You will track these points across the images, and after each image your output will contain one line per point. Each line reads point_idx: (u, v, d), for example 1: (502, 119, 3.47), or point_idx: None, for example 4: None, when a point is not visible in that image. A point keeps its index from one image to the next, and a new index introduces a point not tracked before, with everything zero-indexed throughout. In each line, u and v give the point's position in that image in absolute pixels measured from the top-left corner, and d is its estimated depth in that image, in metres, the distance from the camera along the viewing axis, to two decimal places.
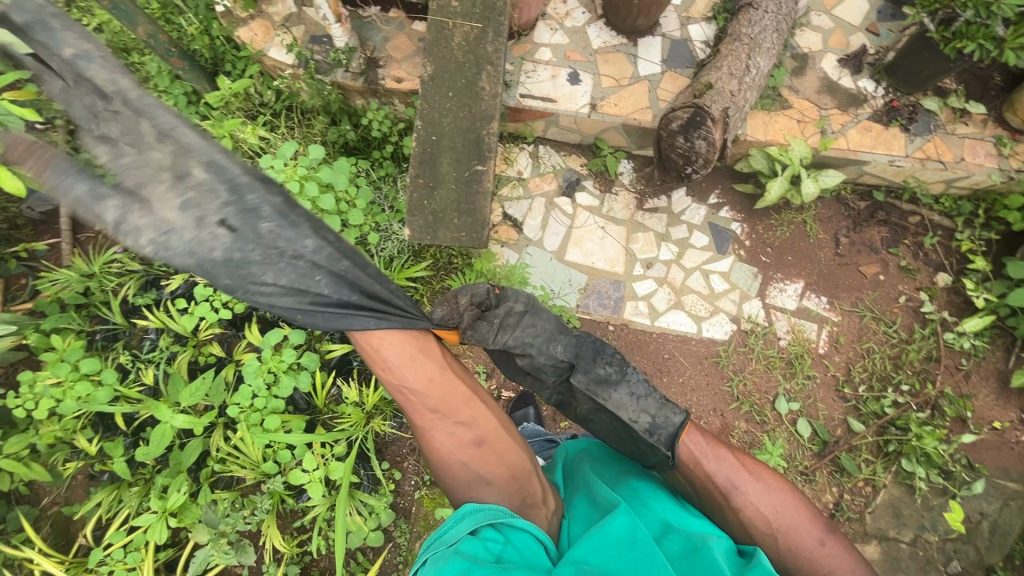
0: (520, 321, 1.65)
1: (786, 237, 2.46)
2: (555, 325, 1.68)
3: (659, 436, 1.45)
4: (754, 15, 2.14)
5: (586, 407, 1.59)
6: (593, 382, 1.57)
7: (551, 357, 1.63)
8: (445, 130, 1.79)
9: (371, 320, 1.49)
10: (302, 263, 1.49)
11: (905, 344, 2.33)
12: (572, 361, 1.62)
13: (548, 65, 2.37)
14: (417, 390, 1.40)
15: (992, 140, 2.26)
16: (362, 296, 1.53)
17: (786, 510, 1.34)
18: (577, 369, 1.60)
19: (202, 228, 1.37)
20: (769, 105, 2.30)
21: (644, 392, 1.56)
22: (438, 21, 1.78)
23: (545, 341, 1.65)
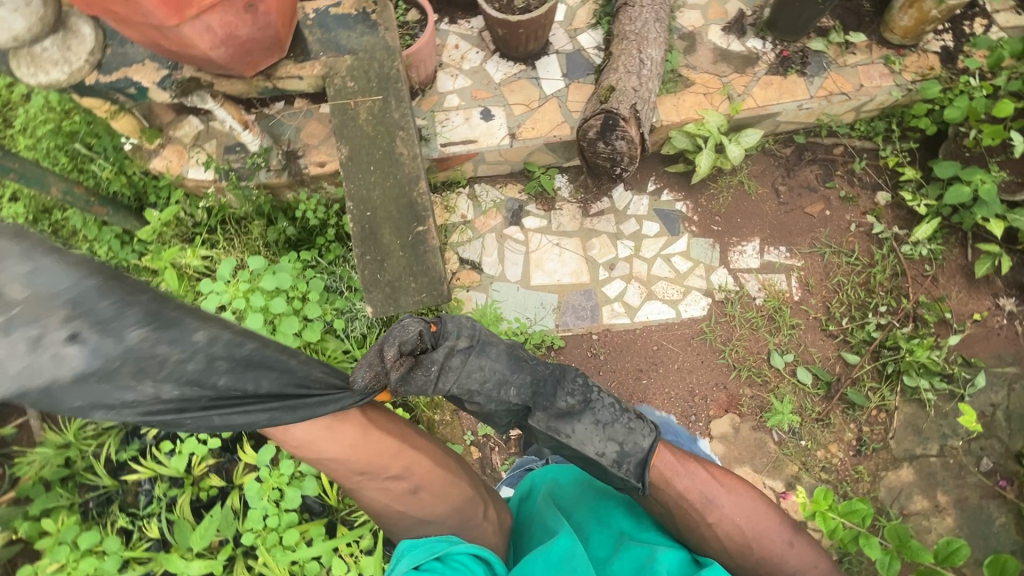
0: (463, 365, 1.53)
1: (730, 202, 2.54)
2: (507, 362, 1.56)
3: (627, 466, 1.41)
4: (633, 13, 2.24)
5: (547, 440, 1.53)
6: (555, 420, 1.49)
7: (504, 399, 1.54)
8: (377, 202, 1.80)
9: (286, 413, 1.27)
10: (195, 366, 1.16)
11: (870, 267, 2.40)
12: (529, 400, 1.54)
13: (458, 110, 2.43)
14: (343, 459, 1.29)
15: (882, 60, 2.37)
16: (270, 387, 1.28)
17: (759, 517, 1.33)
18: (536, 409, 1.52)
19: (39, 350, 1.01)
20: (673, 88, 2.40)
21: (608, 421, 1.48)
22: (340, 104, 1.75)
23: (494, 385, 1.54)
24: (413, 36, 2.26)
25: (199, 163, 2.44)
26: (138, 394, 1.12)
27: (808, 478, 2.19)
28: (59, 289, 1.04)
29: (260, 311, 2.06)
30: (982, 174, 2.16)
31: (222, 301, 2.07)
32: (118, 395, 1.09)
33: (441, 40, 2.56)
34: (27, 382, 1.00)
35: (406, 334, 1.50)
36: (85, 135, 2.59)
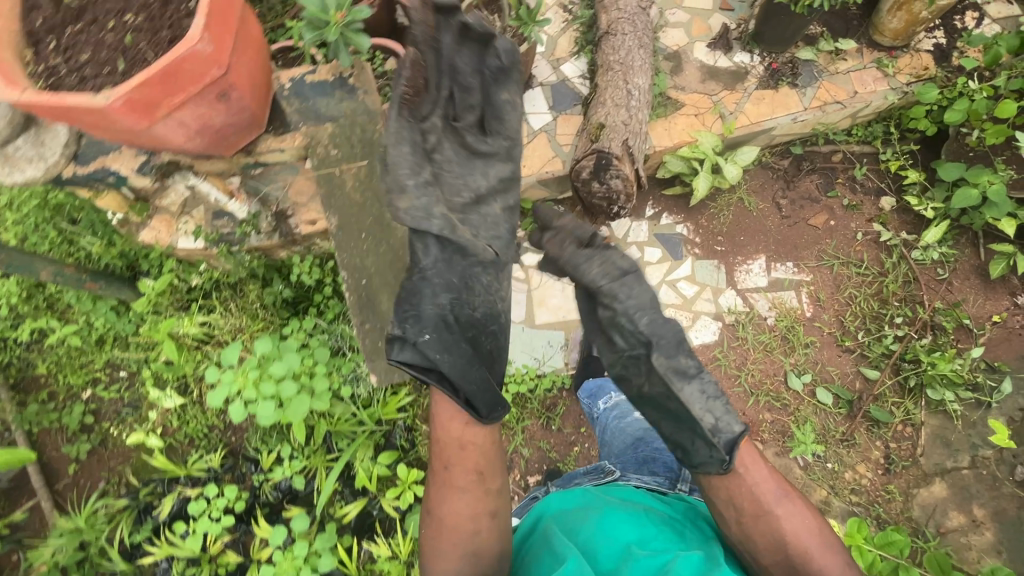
0: (616, 278, 1.57)
1: (731, 220, 2.48)
2: (652, 294, 1.57)
3: (720, 438, 1.41)
4: (616, 41, 2.17)
5: (660, 389, 1.51)
6: (675, 375, 1.49)
7: (635, 325, 1.53)
8: (373, 269, 1.75)
9: (479, 396, 1.42)
10: (495, 313, 1.55)
11: (882, 277, 2.33)
12: (652, 338, 1.52)
13: None
14: (484, 449, 1.44)
15: (875, 64, 2.31)
16: (486, 339, 1.52)
17: (823, 531, 1.38)
18: (656, 350, 1.50)
19: (477, 241, 1.50)
20: (664, 112, 2.34)
21: (715, 394, 1.49)
22: (324, 174, 1.69)
23: (635, 307, 1.53)
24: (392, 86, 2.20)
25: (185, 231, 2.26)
26: (443, 277, 1.45)
27: (839, 503, 2.12)
28: (502, 228, 1.59)
29: (269, 399, 1.87)
30: (990, 174, 2.10)
31: (229, 392, 1.86)
32: (436, 274, 1.44)
33: None
34: (442, 250, 1.44)
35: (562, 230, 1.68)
36: (71, 210, 2.55)
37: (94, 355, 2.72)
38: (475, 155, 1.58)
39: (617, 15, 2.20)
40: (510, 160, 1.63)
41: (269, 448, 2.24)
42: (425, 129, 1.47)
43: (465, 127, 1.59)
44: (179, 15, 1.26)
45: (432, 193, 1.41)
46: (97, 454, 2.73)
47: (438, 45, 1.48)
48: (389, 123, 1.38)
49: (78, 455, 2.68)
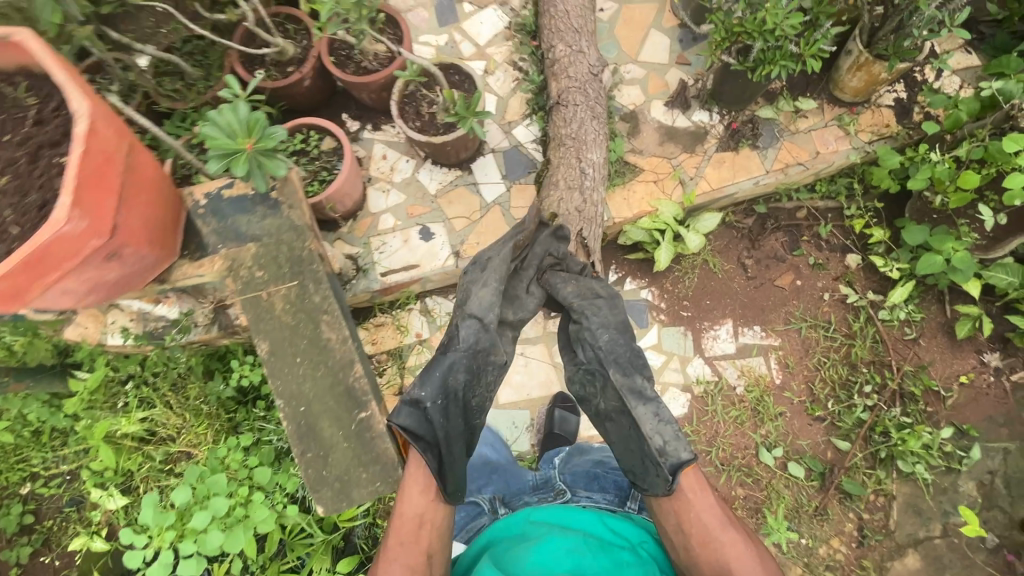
0: (585, 305, 1.76)
1: (696, 283, 2.40)
2: (617, 321, 1.77)
3: (665, 458, 1.61)
4: (567, 112, 2.04)
5: (614, 404, 1.73)
6: (629, 392, 1.70)
7: (595, 343, 1.74)
8: (311, 395, 1.60)
9: (453, 468, 1.60)
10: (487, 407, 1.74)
11: (850, 340, 2.28)
12: (609, 356, 1.73)
13: (394, 232, 2.24)
14: (440, 531, 1.55)
15: (835, 122, 2.23)
16: (475, 425, 1.71)
17: (764, 559, 1.54)
18: (614, 371, 1.71)
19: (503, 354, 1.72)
20: (622, 179, 2.23)
21: (668, 420, 1.66)
22: (250, 298, 1.54)
23: (599, 325, 1.75)
24: (329, 168, 2.04)
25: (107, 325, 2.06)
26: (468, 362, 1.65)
27: None
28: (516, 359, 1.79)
29: (194, 550, 1.77)
30: (954, 241, 2.04)
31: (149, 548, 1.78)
32: (462, 353, 1.65)
33: (366, 151, 2.34)
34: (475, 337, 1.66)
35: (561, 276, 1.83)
36: None
37: (33, 449, 2.50)
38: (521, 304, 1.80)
39: (568, 83, 2.07)
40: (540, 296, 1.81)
41: (221, 559, 2.10)
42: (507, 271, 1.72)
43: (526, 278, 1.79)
44: (52, 171, 1.10)
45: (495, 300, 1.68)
46: (39, 557, 2.53)
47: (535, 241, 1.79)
48: (486, 249, 1.75)
49: (17, 561, 2.48)
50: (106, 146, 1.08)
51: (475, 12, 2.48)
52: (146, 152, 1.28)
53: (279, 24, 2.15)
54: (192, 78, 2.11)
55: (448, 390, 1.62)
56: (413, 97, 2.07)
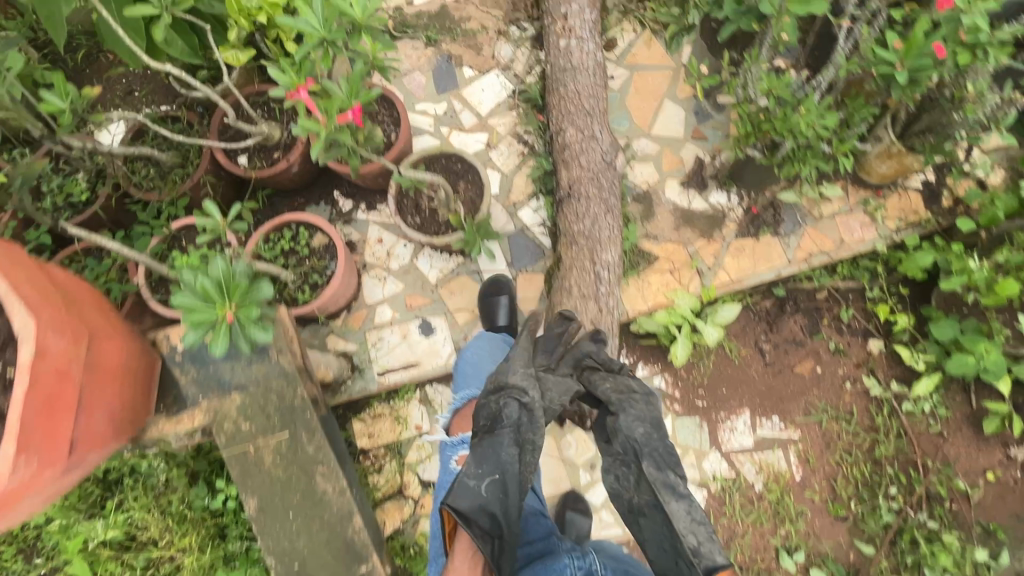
0: (619, 395, 1.41)
1: (712, 370, 2.27)
2: (652, 418, 1.39)
3: (701, 561, 1.18)
4: (579, 207, 1.89)
5: (648, 502, 1.30)
6: (665, 488, 1.27)
7: (627, 434, 1.34)
8: (305, 551, 1.40)
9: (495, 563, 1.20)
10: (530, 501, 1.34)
11: (873, 434, 2.17)
12: (644, 446, 1.33)
13: (392, 327, 2.08)
14: None
15: (861, 207, 2.10)
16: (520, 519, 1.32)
17: None
18: (645, 461, 1.30)
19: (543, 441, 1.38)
20: (635, 268, 2.10)
21: (704, 520, 1.24)
22: (236, 453, 1.38)
23: (631, 416, 1.36)
24: (320, 269, 1.86)
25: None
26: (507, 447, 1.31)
27: None
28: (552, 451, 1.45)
29: None
30: (987, 342, 1.95)
31: None
32: (500, 435, 1.33)
33: (360, 233, 2.16)
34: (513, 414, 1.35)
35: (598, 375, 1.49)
36: None
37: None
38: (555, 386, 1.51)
39: (580, 173, 1.91)
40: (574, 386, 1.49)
41: None
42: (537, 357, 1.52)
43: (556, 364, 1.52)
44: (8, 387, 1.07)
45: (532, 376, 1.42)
46: None
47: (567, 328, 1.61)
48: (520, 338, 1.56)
49: None
50: (59, 361, 1.03)
51: (476, 78, 2.31)
52: (125, 333, 1.23)
53: (263, 106, 1.96)
54: (167, 166, 1.92)
55: (486, 472, 1.26)
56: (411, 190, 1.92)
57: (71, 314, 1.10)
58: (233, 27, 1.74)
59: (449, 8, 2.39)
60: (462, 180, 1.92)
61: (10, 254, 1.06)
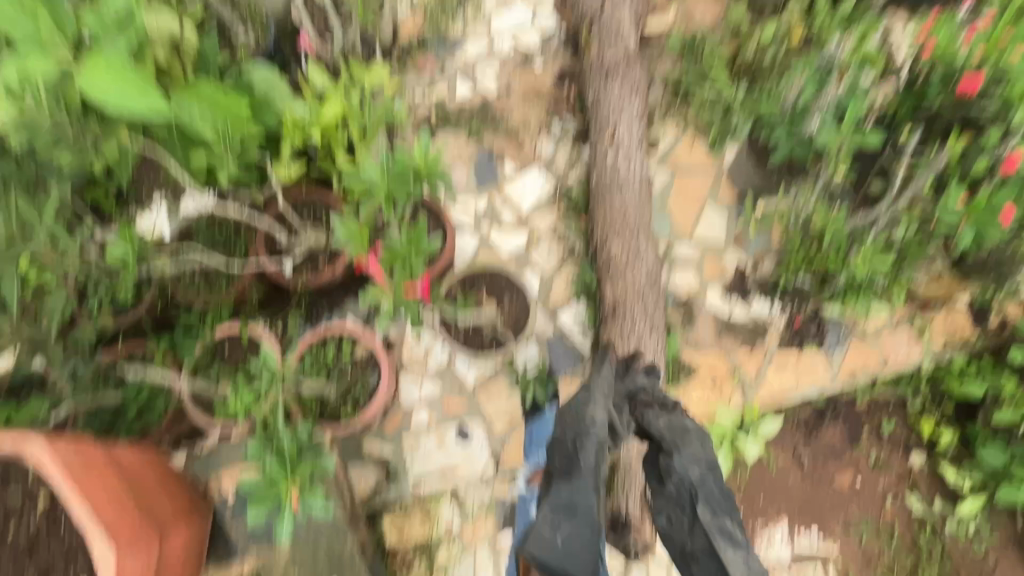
0: (672, 433, 1.29)
1: (751, 477, 2.20)
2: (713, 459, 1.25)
3: None
4: (624, 326, 1.87)
5: (704, 551, 1.12)
6: (721, 535, 1.12)
7: (682, 474, 1.22)
8: None
9: None
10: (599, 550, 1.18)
11: (915, 554, 2.11)
12: (700, 487, 1.19)
13: (429, 430, 2.07)
14: None
15: (908, 323, 2.08)
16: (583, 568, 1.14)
17: None
18: (698, 502, 1.17)
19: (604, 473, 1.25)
20: (676, 378, 2.07)
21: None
22: None
23: (688, 456, 1.24)
24: (363, 381, 1.87)
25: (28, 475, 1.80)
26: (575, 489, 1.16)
27: None
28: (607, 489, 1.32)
29: None
30: None
31: None
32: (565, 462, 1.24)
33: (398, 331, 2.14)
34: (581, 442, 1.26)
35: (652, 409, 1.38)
36: None
37: None
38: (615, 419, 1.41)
39: (625, 291, 1.90)
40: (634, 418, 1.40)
41: None
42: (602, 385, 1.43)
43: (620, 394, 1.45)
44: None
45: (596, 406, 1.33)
46: None
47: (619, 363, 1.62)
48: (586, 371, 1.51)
49: None
50: None
51: (517, 174, 2.31)
52: (187, 526, 1.41)
53: (308, 209, 1.94)
54: (212, 270, 1.89)
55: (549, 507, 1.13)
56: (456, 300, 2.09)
57: (142, 526, 1.28)
58: (287, 144, 1.76)
59: (492, 103, 2.41)
60: (503, 294, 1.97)
61: (98, 485, 1.27)
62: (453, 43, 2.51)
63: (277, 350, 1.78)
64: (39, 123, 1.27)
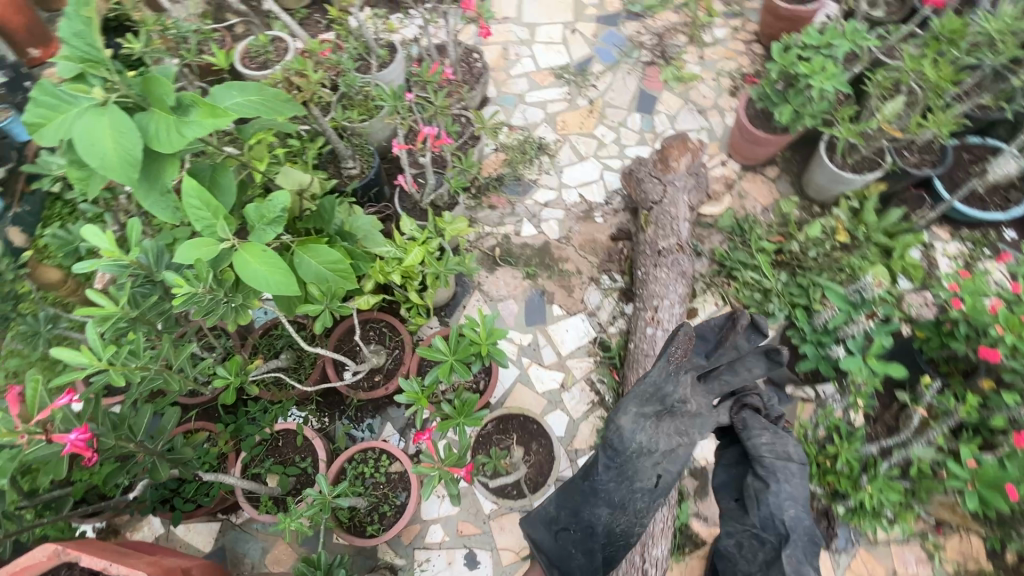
0: (772, 464, 1.41)
1: None
2: (805, 499, 1.40)
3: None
4: None
5: None
6: None
7: (774, 512, 1.37)
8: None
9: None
10: (613, 536, 1.53)
11: None
12: (790, 532, 1.35)
13: (441, 550, 2.15)
14: None
15: (918, 541, 2.12)
16: (604, 544, 1.52)
17: None
18: (784, 547, 1.32)
19: (641, 476, 1.51)
20: (682, 548, 2.12)
21: None
22: None
23: (784, 494, 1.38)
24: (391, 498, 2.02)
25: (90, 532, 2.11)
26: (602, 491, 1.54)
27: None
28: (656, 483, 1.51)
29: None
30: None
31: None
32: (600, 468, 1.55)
33: None
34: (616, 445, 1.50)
35: (753, 421, 1.50)
36: None
37: None
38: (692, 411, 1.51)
39: None
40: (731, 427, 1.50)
41: None
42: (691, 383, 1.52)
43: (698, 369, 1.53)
44: None
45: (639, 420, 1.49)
46: None
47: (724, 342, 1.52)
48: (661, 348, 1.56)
49: None
50: None
51: (563, 317, 2.53)
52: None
53: (377, 331, 2.24)
54: (285, 372, 2.17)
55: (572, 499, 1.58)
56: (487, 440, 2.07)
57: None
58: (370, 281, 2.02)
59: (551, 246, 2.67)
60: (534, 441, 2.10)
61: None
62: (526, 185, 2.81)
63: (321, 460, 1.99)
64: (202, 299, 1.36)
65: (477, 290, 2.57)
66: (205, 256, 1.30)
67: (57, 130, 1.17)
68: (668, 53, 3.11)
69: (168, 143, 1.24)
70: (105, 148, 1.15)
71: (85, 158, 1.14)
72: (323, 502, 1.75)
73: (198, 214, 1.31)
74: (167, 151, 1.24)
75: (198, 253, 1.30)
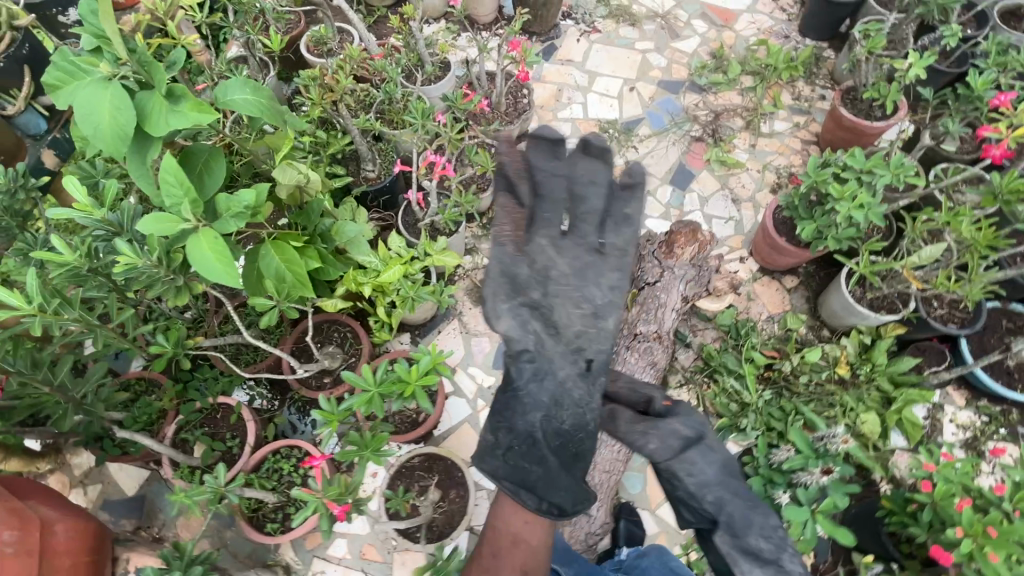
0: (650, 429, 1.40)
1: None
2: (719, 474, 1.38)
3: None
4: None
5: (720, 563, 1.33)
6: (739, 553, 1.29)
7: (698, 495, 1.35)
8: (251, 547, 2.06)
9: (530, 499, 1.24)
10: (566, 461, 1.33)
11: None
12: (719, 514, 1.33)
13: (338, 566, 2.12)
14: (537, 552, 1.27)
15: None
16: (557, 452, 1.35)
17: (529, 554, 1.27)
18: (719, 528, 1.32)
19: (570, 367, 1.41)
20: None
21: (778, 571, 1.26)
22: None
23: (698, 478, 1.37)
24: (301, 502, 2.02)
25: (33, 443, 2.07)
26: (536, 397, 1.38)
27: None
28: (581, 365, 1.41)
29: None
30: None
31: None
32: (524, 373, 1.39)
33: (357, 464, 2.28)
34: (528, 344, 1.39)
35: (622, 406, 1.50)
36: None
37: None
38: (583, 270, 1.44)
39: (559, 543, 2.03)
40: (622, 264, 1.44)
41: None
42: (555, 250, 1.44)
43: (574, 216, 1.46)
44: None
45: (527, 312, 1.40)
46: None
47: (571, 175, 1.47)
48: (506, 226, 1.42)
49: None
50: None
51: None
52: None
53: (340, 335, 2.26)
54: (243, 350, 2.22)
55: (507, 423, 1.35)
56: (409, 472, 2.05)
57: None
58: (341, 288, 2.04)
59: None
60: (454, 488, 2.06)
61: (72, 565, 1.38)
62: None
63: (245, 445, 2.01)
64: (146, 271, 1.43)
65: (455, 319, 2.56)
66: (161, 232, 1.31)
67: (67, 95, 1.25)
68: (719, 133, 3.02)
69: (161, 124, 1.29)
70: (102, 121, 1.22)
71: (81, 125, 1.22)
72: (217, 492, 1.68)
73: (171, 190, 1.32)
74: (158, 133, 1.30)
75: (154, 227, 1.30)
